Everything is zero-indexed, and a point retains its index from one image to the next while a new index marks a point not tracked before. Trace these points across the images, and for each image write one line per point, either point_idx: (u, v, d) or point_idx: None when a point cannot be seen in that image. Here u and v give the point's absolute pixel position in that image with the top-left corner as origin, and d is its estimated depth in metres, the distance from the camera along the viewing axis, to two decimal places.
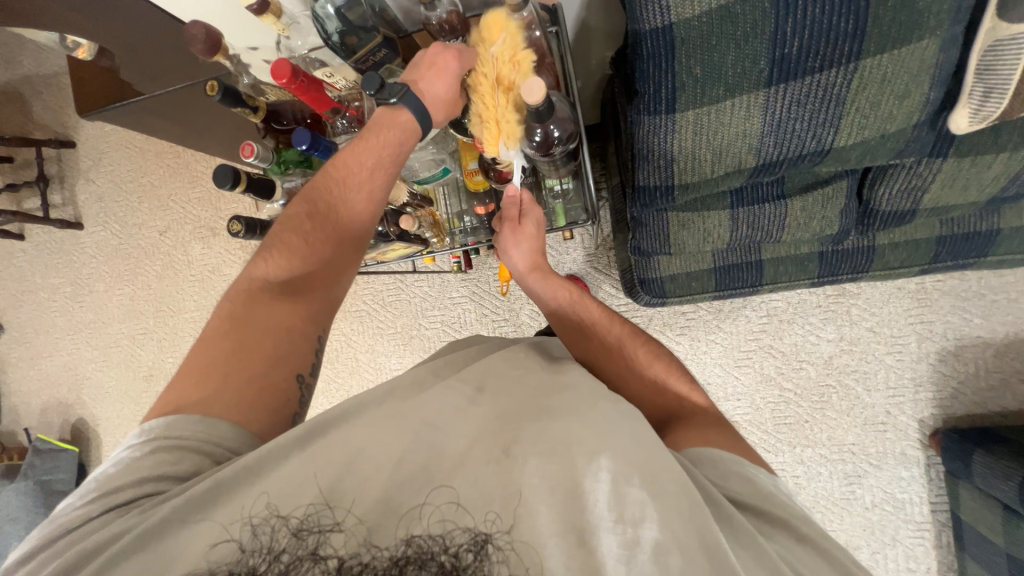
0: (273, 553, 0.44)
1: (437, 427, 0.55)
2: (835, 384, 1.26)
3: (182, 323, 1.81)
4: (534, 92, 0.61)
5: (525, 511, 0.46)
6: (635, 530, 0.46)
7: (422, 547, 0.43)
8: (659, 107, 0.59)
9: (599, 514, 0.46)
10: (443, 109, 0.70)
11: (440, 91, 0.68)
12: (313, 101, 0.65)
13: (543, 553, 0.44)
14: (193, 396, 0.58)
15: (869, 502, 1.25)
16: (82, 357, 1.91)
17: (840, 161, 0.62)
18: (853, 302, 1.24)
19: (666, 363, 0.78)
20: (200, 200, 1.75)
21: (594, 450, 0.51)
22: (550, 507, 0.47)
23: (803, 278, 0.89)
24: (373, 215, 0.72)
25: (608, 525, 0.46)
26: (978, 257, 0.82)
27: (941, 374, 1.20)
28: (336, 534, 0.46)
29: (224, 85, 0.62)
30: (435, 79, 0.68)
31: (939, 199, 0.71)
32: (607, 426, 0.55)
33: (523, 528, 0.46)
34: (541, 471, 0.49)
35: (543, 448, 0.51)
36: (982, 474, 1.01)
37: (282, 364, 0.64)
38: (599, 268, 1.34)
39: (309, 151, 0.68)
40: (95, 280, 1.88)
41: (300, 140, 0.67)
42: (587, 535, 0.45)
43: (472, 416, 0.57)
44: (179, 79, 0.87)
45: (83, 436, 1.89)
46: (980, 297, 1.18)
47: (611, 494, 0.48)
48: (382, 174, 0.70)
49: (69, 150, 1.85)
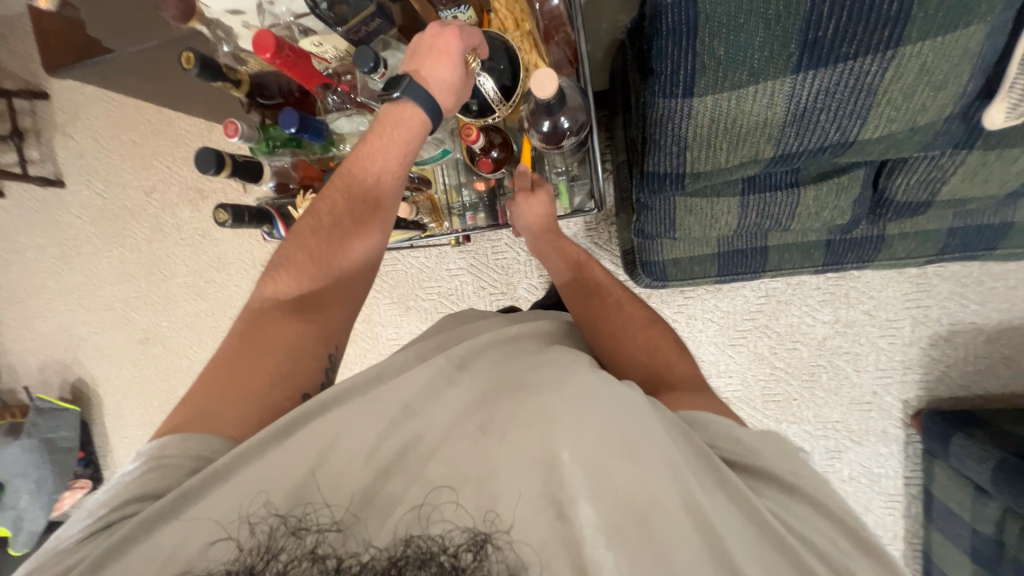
0: (271, 552, 0.45)
1: (417, 412, 0.56)
2: (826, 364, 1.28)
3: (174, 287, 1.78)
4: (545, 84, 0.60)
5: (517, 500, 0.48)
6: (614, 495, 0.48)
7: (421, 547, 0.44)
8: (676, 90, 0.54)
9: (576, 485, 0.48)
10: (451, 93, 0.66)
11: (445, 74, 0.64)
12: (301, 77, 0.62)
13: (531, 540, 0.46)
14: (199, 413, 0.58)
15: (846, 475, 1.31)
16: (76, 319, 1.90)
17: (862, 153, 0.58)
18: (853, 284, 1.23)
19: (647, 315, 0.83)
20: (185, 160, 1.66)
21: (573, 426, 0.51)
22: (539, 486, 0.49)
23: (808, 265, 0.88)
24: (383, 222, 0.71)
25: (584, 494, 0.48)
26: (986, 249, 0.81)
27: (930, 358, 1.22)
28: (334, 533, 0.48)
29: (201, 57, 0.57)
30: (437, 63, 0.63)
31: (957, 190, 0.68)
32: (590, 393, 0.56)
33: (518, 522, 0.47)
34: (521, 445, 0.51)
35: (525, 423, 0.53)
36: (959, 455, 1.05)
37: (287, 386, 0.63)
38: (599, 243, 1.33)
39: (299, 134, 0.64)
40: (81, 242, 1.83)
41: (288, 121, 0.63)
42: (566, 506, 0.47)
43: (458, 401, 0.58)
44: (137, 34, 0.78)
45: (84, 396, 1.93)
46: (978, 284, 1.17)
47: (590, 471, 0.49)
48: (390, 176, 0.69)
49: (43, 102, 1.74)
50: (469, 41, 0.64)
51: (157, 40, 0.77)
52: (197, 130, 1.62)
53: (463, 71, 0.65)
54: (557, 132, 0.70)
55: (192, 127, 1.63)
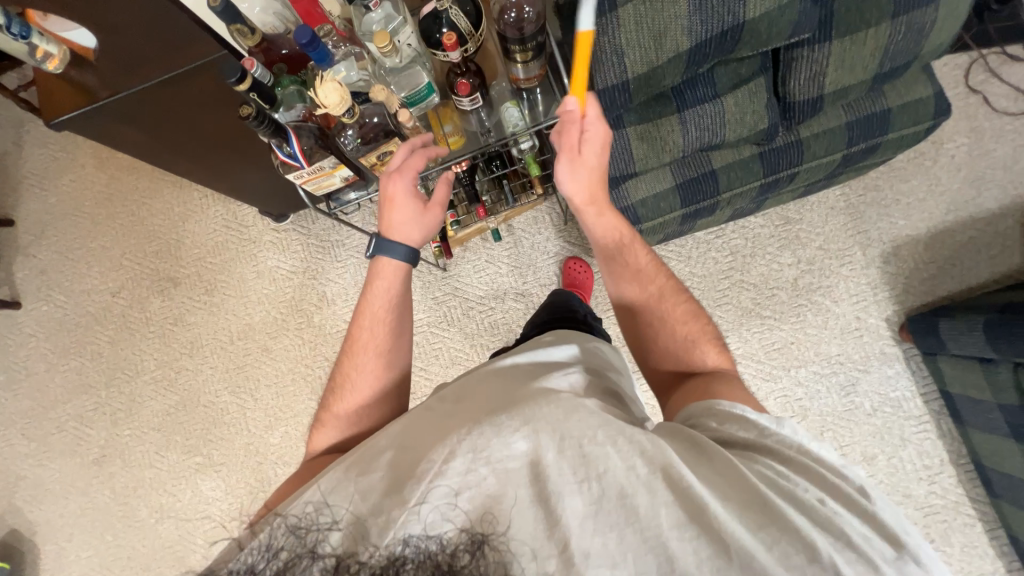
0: (272, 549, 0.47)
1: (410, 445, 0.55)
2: (806, 302, 1.36)
3: (141, 387, 1.64)
4: None
5: (512, 505, 0.48)
6: (598, 485, 0.48)
7: (421, 547, 0.45)
8: (604, 8, 0.71)
9: (561, 481, 0.48)
10: (416, 228, 0.77)
11: (400, 216, 0.76)
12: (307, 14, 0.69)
13: (513, 526, 0.47)
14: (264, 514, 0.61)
15: (870, 408, 1.30)
16: (14, 454, 1.66)
17: (754, 35, 0.74)
18: (799, 227, 1.38)
19: (701, 327, 0.74)
20: (158, 253, 1.68)
21: (558, 426, 0.51)
22: (527, 486, 0.48)
23: (754, 180, 0.99)
24: (386, 363, 0.75)
25: (571, 488, 0.48)
26: (882, 135, 0.97)
27: (890, 274, 1.34)
28: (334, 532, 0.48)
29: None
30: (390, 209, 0.76)
31: (838, 80, 0.86)
32: (576, 407, 0.54)
33: (496, 513, 0.47)
34: (510, 448, 0.50)
35: (513, 424, 0.51)
36: (952, 337, 1.10)
37: None
38: (572, 240, 1.49)
39: (307, 48, 0.65)
40: (33, 361, 1.70)
41: (300, 33, 0.63)
42: (552, 501, 0.48)
43: (452, 415, 0.58)
44: (128, 81, 0.86)
45: (17, 550, 1.60)
46: (897, 202, 1.35)
47: (572, 463, 0.49)
48: (382, 322, 0.76)
49: (7, 229, 1.76)
50: (408, 176, 0.75)
51: (145, 82, 0.85)
52: (172, 222, 1.68)
53: (416, 198, 0.76)
54: (517, 24, 0.72)
55: (166, 221, 1.69)
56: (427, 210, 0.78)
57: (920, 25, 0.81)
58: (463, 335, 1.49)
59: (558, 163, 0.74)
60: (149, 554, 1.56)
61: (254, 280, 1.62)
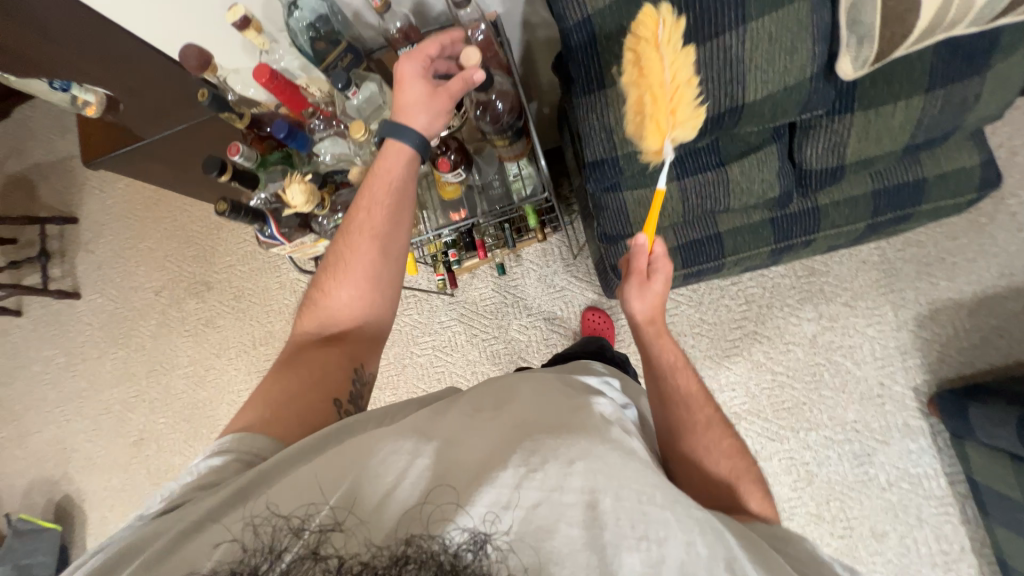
0: (275, 553, 0.43)
1: (458, 443, 0.52)
2: (824, 361, 1.27)
3: (175, 380, 1.79)
4: (472, 56, 0.70)
5: (562, 543, 0.43)
6: (659, 551, 0.44)
7: (422, 547, 0.41)
8: (592, 87, 0.71)
9: (614, 533, 0.44)
10: (422, 112, 0.73)
11: (405, 98, 0.73)
12: (290, 103, 0.72)
13: (561, 568, 0.42)
14: (269, 406, 0.64)
15: (885, 482, 1.21)
16: (70, 428, 1.87)
17: (756, 116, 0.70)
18: (824, 279, 1.29)
19: (749, 466, 0.68)
20: (196, 258, 1.81)
21: (616, 475, 0.48)
22: (580, 527, 0.44)
23: (763, 246, 0.93)
24: (379, 249, 0.74)
25: (629, 545, 0.43)
26: (914, 207, 0.89)
27: (923, 339, 1.23)
28: (337, 533, 0.45)
29: (214, 94, 0.68)
30: (398, 90, 0.73)
31: (860, 151, 0.79)
32: (629, 451, 0.53)
33: (542, 540, 0.43)
34: (565, 480, 0.46)
35: (570, 456, 0.48)
36: (982, 425, 1.00)
37: (319, 389, 0.67)
38: (580, 275, 1.46)
39: (286, 139, 0.70)
40: (88, 347, 1.89)
41: (279, 129, 0.69)
42: (607, 554, 0.43)
43: (498, 418, 0.56)
44: (153, 128, 0.95)
45: (68, 514, 1.82)
46: (941, 261, 1.23)
47: (630, 515, 0.45)
48: (379, 209, 0.74)
49: (71, 226, 1.95)
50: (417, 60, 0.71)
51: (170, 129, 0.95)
52: (208, 230, 1.81)
53: (423, 82, 0.73)
54: (497, 117, 0.80)
55: (204, 228, 1.81)
56: (435, 93, 0.73)
57: (960, 98, 0.73)
58: (465, 361, 1.51)
59: (625, 283, 0.77)
60: None
61: (277, 290, 1.72)
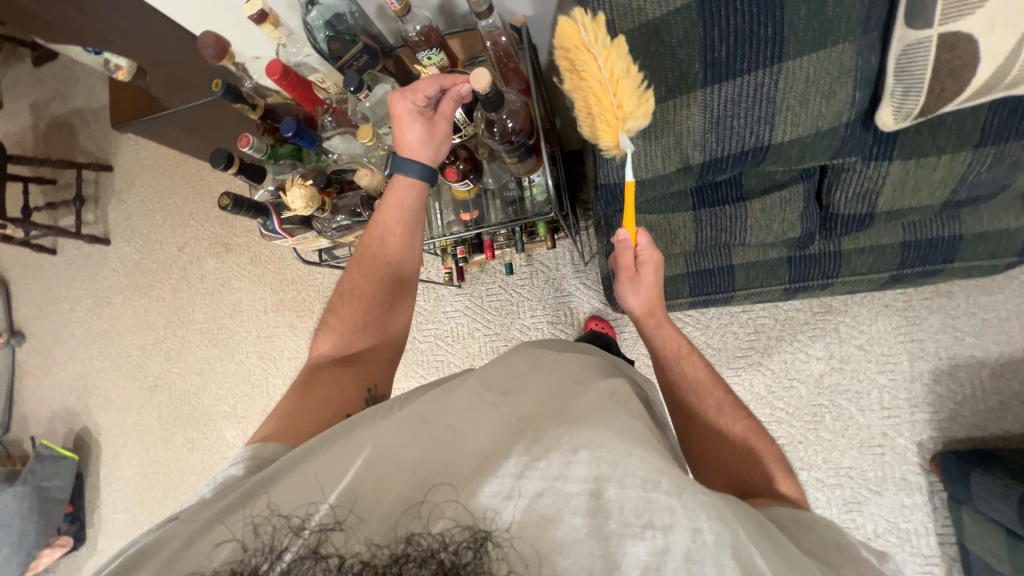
0: (275, 552, 0.42)
1: (458, 430, 0.54)
2: (827, 403, 1.23)
3: (191, 334, 1.87)
4: (481, 79, 0.63)
5: (565, 535, 0.43)
6: (665, 538, 0.43)
7: (422, 543, 0.40)
8: None
9: (617, 523, 0.43)
10: (427, 146, 0.76)
11: (409, 136, 0.74)
12: (303, 100, 0.73)
13: (564, 560, 0.42)
14: (286, 422, 0.66)
15: (872, 532, 1.19)
16: (93, 366, 1.98)
17: (783, 157, 0.69)
18: (841, 318, 1.24)
19: (769, 445, 0.67)
20: (218, 219, 1.86)
21: (618, 460, 0.47)
22: (583, 518, 0.44)
23: (776, 284, 0.90)
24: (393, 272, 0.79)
25: (631, 534, 0.43)
26: (945, 262, 0.83)
27: (937, 395, 1.17)
28: (337, 532, 0.44)
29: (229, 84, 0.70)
30: (399, 130, 0.74)
31: (894, 201, 0.74)
32: (632, 434, 0.53)
33: (543, 532, 0.43)
34: (569, 470, 0.46)
35: (572, 445, 0.48)
36: (982, 495, 0.96)
37: (334, 404, 0.70)
38: (588, 283, 1.44)
39: (295, 138, 0.71)
40: (114, 293, 1.98)
41: (286, 127, 0.70)
42: (610, 545, 0.42)
43: (496, 410, 0.57)
44: (176, 100, 0.95)
45: (86, 445, 1.95)
46: (970, 315, 1.16)
47: (637, 502, 0.44)
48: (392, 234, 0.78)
49: (106, 174, 2.02)
50: (412, 95, 0.72)
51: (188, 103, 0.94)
52: None
53: (421, 118, 0.74)
54: (504, 134, 0.76)
55: None
56: (434, 124, 0.75)
57: (1014, 158, 0.67)
58: (464, 353, 1.53)
59: (616, 280, 0.76)
60: (179, 475, 1.83)
61: (292, 261, 1.76)
